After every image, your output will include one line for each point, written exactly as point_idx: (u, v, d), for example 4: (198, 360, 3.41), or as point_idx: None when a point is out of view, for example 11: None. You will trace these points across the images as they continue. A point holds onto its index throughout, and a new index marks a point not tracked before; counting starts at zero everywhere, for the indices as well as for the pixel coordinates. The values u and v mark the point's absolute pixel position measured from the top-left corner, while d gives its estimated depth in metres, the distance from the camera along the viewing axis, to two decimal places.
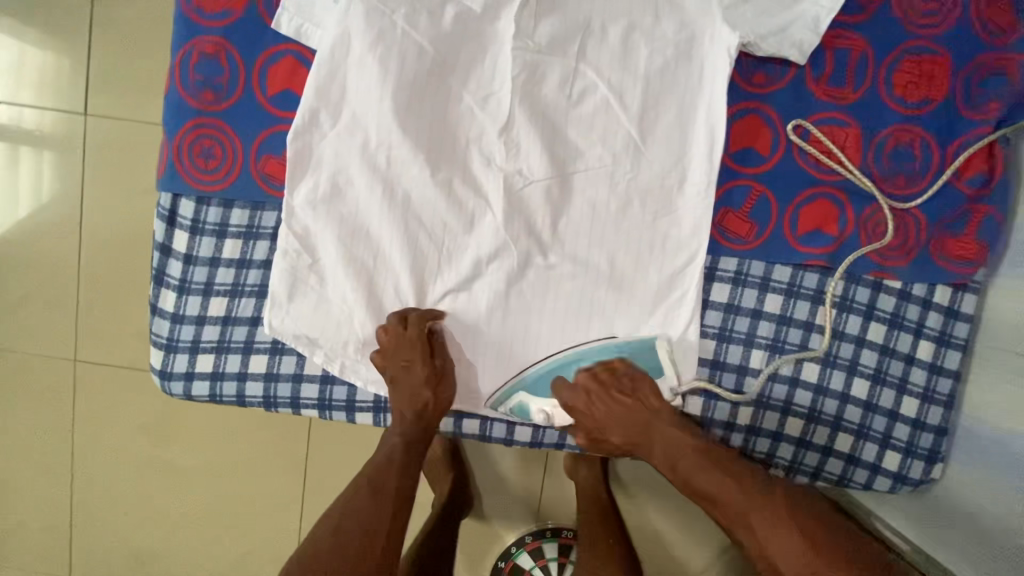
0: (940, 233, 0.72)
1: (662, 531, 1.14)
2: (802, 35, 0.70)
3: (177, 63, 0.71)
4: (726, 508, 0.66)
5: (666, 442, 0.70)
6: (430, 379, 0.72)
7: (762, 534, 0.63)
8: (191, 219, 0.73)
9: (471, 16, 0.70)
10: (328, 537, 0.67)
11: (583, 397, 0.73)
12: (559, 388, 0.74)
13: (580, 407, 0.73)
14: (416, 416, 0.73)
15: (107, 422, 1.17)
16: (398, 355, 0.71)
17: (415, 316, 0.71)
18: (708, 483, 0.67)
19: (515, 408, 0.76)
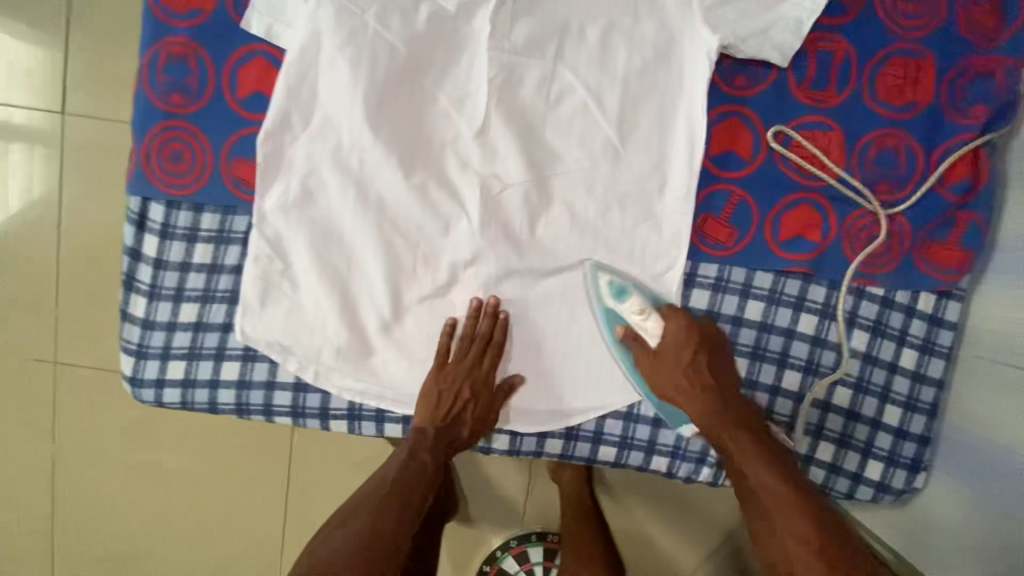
0: (924, 239, 0.71)
1: (648, 533, 1.12)
2: (783, 37, 0.68)
3: (145, 64, 0.70)
4: (770, 498, 0.64)
5: (732, 413, 0.68)
6: (478, 418, 0.72)
7: (790, 530, 0.62)
8: (161, 224, 0.72)
9: (446, 16, 0.68)
10: (357, 541, 0.66)
11: (687, 342, 0.69)
12: (663, 317, 0.70)
13: (675, 343, 0.70)
14: (443, 444, 0.72)
15: (87, 426, 1.15)
16: (467, 381, 0.71)
17: (495, 350, 0.72)
18: (766, 471, 0.65)
19: (614, 287, 0.71)
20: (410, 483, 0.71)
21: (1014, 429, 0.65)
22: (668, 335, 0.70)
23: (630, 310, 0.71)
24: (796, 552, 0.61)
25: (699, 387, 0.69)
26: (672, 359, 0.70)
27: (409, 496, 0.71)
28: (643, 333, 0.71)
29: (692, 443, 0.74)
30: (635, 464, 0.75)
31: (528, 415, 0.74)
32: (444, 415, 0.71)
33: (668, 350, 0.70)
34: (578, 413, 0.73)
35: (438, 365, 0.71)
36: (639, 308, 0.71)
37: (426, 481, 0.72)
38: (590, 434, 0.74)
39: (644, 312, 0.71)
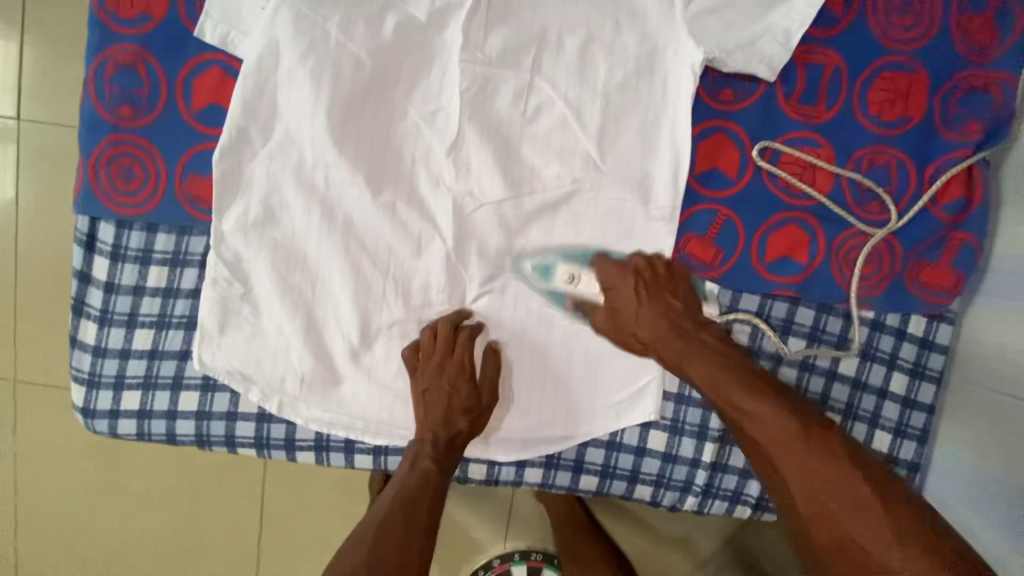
0: (915, 261, 0.68)
1: (648, 550, 1.04)
2: (771, 49, 0.65)
3: (91, 75, 0.65)
4: (758, 428, 0.56)
5: (702, 353, 0.60)
6: (469, 410, 0.67)
7: (784, 456, 0.54)
8: (112, 244, 0.67)
9: (415, 25, 0.64)
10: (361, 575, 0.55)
11: (630, 280, 0.65)
12: (595, 273, 0.67)
13: (620, 293, 0.65)
14: (445, 444, 0.66)
15: (52, 446, 1.10)
16: (443, 376, 0.66)
17: (466, 335, 0.67)
18: (745, 397, 0.57)
19: (539, 267, 0.68)
20: (414, 497, 0.63)
21: (1006, 460, 0.62)
22: (612, 286, 0.66)
23: (562, 282, 0.68)
24: (794, 478, 0.54)
25: (652, 330, 0.63)
26: (618, 307, 0.65)
27: (420, 512, 0.62)
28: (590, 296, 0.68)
29: (677, 471, 0.71)
30: (617, 493, 0.72)
31: (507, 443, 0.70)
32: (437, 416, 0.67)
33: (616, 299, 0.65)
34: (559, 442, 0.70)
35: (411, 366, 0.67)
36: (568, 277, 0.68)
37: (435, 491, 0.64)
38: (571, 463, 0.71)
39: (575, 277, 0.68)
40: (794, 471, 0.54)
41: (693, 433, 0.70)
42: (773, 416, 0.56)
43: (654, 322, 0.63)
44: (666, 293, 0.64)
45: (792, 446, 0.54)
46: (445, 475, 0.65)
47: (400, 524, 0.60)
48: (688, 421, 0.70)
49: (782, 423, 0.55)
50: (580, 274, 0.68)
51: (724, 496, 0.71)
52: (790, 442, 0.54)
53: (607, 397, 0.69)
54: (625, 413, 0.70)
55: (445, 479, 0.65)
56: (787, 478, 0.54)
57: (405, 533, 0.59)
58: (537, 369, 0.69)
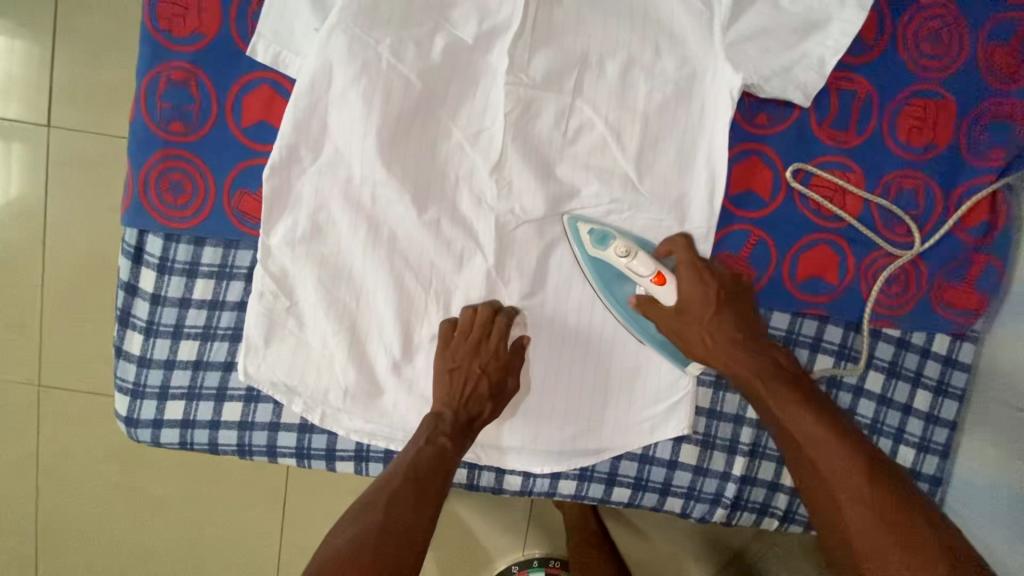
0: (940, 282, 0.70)
1: (666, 558, 1.05)
2: (806, 76, 0.67)
3: (142, 91, 0.66)
4: (819, 454, 0.58)
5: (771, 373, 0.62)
6: (492, 395, 0.68)
7: (844, 485, 0.56)
8: (159, 257, 0.68)
9: (462, 47, 0.65)
10: (370, 535, 0.59)
11: (705, 289, 0.65)
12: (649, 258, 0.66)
13: (696, 301, 0.65)
14: (463, 423, 0.67)
15: (75, 451, 1.10)
16: (476, 356, 0.67)
17: (506, 318, 0.68)
18: (809, 423, 0.59)
19: (596, 233, 0.67)
20: (427, 471, 0.63)
21: None
22: (685, 288, 0.65)
23: (615, 254, 0.66)
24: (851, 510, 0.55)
25: (717, 342, 0.65)
26: (691, 315, 0.65)
27: (432, 487, 0.63)
28: (636, 273, 0.66)
29: (707, 484, 0.73)
30: (648, 504, 0.74)
31: (542, 456, 0.72)
32: (460, 394, 0.67)
33: (690, 306, 0.65)
34: (593, 455, 0.72)
35: (444, 341, 0.67)
36: (623, 250, 0.66)
37: (446, 470, 0.64)
38: (604, 476, 0.73)
39: (630, 254, 0.66)
40: (850, 501, 0.55)
41: (724, 446, 0.72)
42: (837, 448, 0.57)
43: (729, 336, 0.64)
44: (740, 310, 0.65)
45: (847, 480, 0.56)
46: (459, 454, 0.66)
47: (410, 497, 0.62)
48: (720, 436, 0.72)
49: (845, 454, 0.57)
50: (636, 251, 0.66)
51: (752, 508, 0.73)
52: (847, 473, 0.56)
53: (643, 409, 0.71)
54: (659, 427, 0.71)
55: (457, 459, 0.66)
56: (842, 506, 0.56)
57: (416, 512, 0.61)
58: (562, 363, 0.71)
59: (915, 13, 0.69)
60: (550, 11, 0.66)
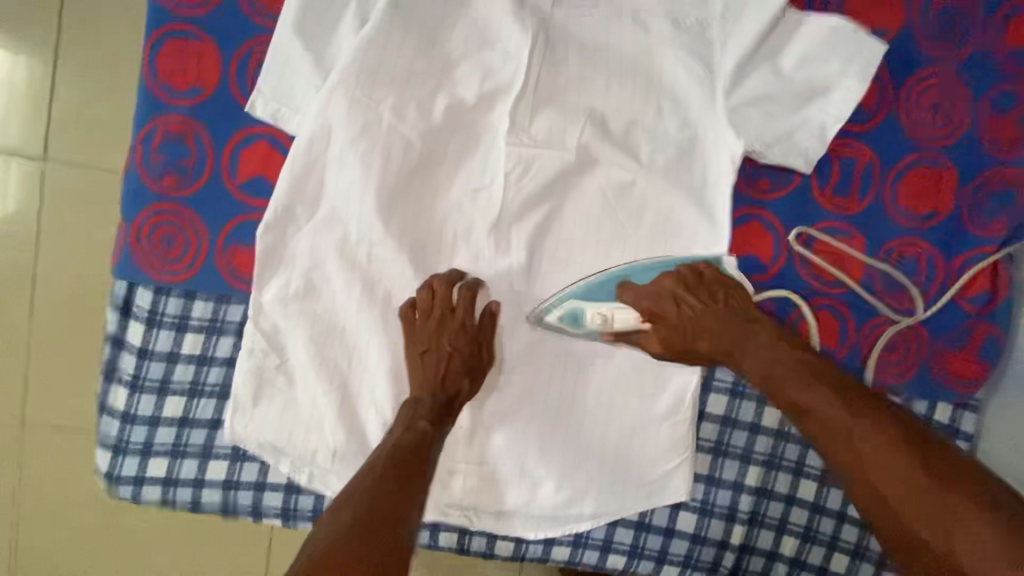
0: (942, 350, 0.69)
1: None
2: (808, 143, 0.66)
3: (138, 144, 0.66)
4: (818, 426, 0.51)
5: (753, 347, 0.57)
6: (468, 371, 0.65)
7: (858, 453, 0.49)
8: (148, 310, 0.67)
9: (463, 107, 0.65)
10: (362, 517, 0.49)
11: (667, 298, 0.63)
12: (625, 304, 0.64)
13: (662, 309, 0.62)
14: (442, 404, 0.63)
15: (54, 491, 1.06)
16: (442, 334, 0.64)
17: (468, 288, 0.65)
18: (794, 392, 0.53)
19: (566, 315, 0.65)
20: (413, 454, 0.57)
21: None
22: (643, 305, 0.63)
23: (593, 322, 0.65)
24: (886, 489, 0.47)
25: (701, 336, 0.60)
26: (666, 323, 0.62)
27: (420, 469, 0.56)
28: (625, 330, 0.64)
29: (704, 553, 0.71)
30: (644, 572, 0.72)
31: (535, 522, 0.70)
32: (434, 375, 0.63)
33: (658, 320, 0.62)
34: (589, 520, 0.70)
35: (407, 322, 0.64)
36: (599, 320, 0.64)
37: (432, 453, 0.58)
38: (599, 543, 0.71)
39: (607, 318, 0.64)
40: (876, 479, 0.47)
41: (723, 515, 0.70)
42: (829, 408, 0.51)
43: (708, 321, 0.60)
44: (705, 297, 0.61)
45: (871, 456, 0.48)
46: (440, 439, 0.60)
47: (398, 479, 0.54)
48: (718, 503, 0.70)
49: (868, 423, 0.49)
50: (611, 313, 0.64)
51: None
52: (868, 443, 0.48)
53: (638, 475, 0.69)
54: (657, 492, 0.69)
55: (440, 442, 0.60)
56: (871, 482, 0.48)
57: (403, 497, 0.52)
58: (555, 425, 0.69)
59: (916, 82, 0.69)
60: (552, 71, 0.66)
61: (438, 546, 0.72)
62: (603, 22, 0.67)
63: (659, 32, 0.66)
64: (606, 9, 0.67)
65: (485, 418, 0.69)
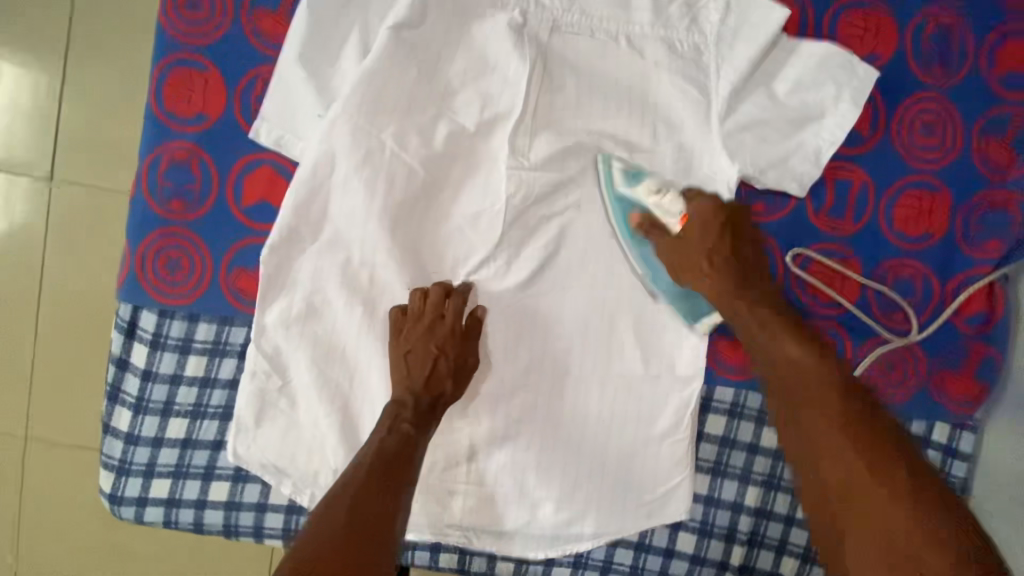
0: (940, 370, 0.70)
1: None
2: (803, 167, 0.67)
3: (144, 169, 0.67)
4: (796, 381, 0.55)
5: (756, 304, 0.60)
6: (453, 373, 0.65)
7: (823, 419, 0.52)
8: (152, 332, 0.68)
9: (464, 134, 0.66)
10: (341, 519, 0.53)
11: (711, 228, 0.63)
12: (684, 194, 0.66)
13: (704, 227, 0.63)
14: (426, 407, 0.63)
15: (57, 508, 1.06)
16: (430, 338, 0.64)
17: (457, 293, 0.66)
18: (791, 350, 0.56)
19: (630, 170, 0.67)
20: (397, 460, 0.59)
21: None
22: (694, 210, 0.64)
23: (647, 191, 0.66)
24: (834, 454, 0.50)
25: (714, 279, 0.62)
26: (692, 239, 0.64)
27: (403, 472, 0.58)
28: (663, 216, 0.66)
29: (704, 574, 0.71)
30: None
31: (535, 543, 0.70)
32: (420, 376, 0.63)
33: (690, 235, 0.64)
34: (589, 541, 0.70)
35: (396, 327, 0.65)
36: (655, 188, 0.66)
37: (412, 455, 0.60)
38: (599, 563, 0.71)
39: (662, 192, 0.66)
40: (832, 446, 0.51)
41: (723, 535, 0.71)
42: (815, 372, 0.54)
43: (726, 268, 0.62)
44: (738, 246, 0.63)
45: (832, 426, 0.51)
46: (422, 444, 0.61)
47: (381, 483, 0.56)
48: (717, 524, 0.71)
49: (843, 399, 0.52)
50: (668, 190, 0.66)
51: None
52: (835, 411, 0.52)
53: (637, 495, 0.69)
54: (656, 512, 0.70)
55: (423, 446, 0.61)
56: (823, 450, 0.51)
57: (387, 502, 0.55)
58: (555, 446, 0.69)
59: (909, 107, 0.70)
60: (551, 98, 0.67)
61: (439, 567, 0.72)
62: (600, 48, 0.68)
63: (655, 58, 0.67)
64: (603, 35, 0.68)
65: (485, 439, 0.70)
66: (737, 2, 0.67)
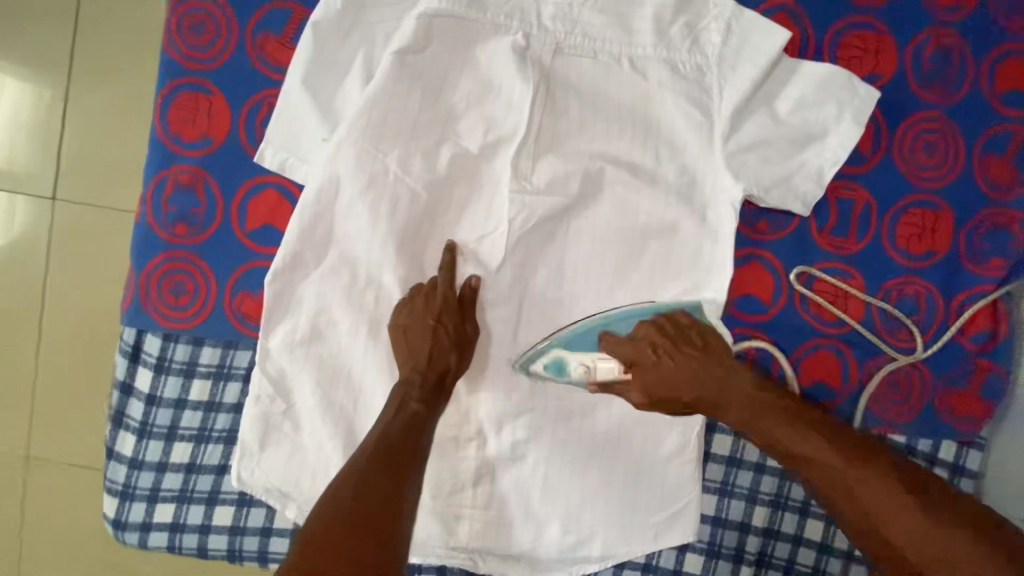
0: (945, 388, 0.70)
1: None
2: (805, 186, 0.67)
3: (149, 194, 0.67)
4: (816, 472, 0.53)
5: (740, 402, 0.57)
6: (455, 345, 0.63)
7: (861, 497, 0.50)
8: (157, 356, 0.68)
9: (468, 157, 0.67)
10: (345, 508, 0.49)
11: (648, 348, 0.60)
12: (608, 353, 0.62)
13: (644, 356, 0.60)
14: (432, 383, 0.61)
15: (58, 529, 1.05)
16: (427, 311, 0.64)
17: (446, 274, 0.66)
18: (791, 441, 0.54)
19: (549, 364, 0.65)
20: (402, 441, 0.55)
21: None
22: (627, 351, 0.61)
23: (579, 373, 0.63)
24: (892, 533, 0.48)
25: (691, 391, 0.58)
26: (647, 373, 0.59)
27: (409, 456, 0.55)
28: (609, 381, 0.62)
29: None
30: None
31: (542, 565, 0.70)
32: (422, 353, 0.62)
33: (645, 369, 0.60)
34: (596, 562, 0.70)
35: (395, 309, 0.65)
36: (582, 369, 0.63)
37: (422, 435, 0.57)
38: None
39: (590, 368, 0.63)
40: (885, 523, 0.48)
41: (731, 556, 0.71)
42: (826, 455, 0.52)
43: (697, 370, 0.58)
44: (685, 349, 0.59)
45: (874, 498, 0.49)
46: (433, 417, 0.60)
47: (386, 467, 0.53)
48: (725, 544, 0.71)
49: (830, 455, 0.52)
50: (595, 362, 0.63)
51: None
52: (867, 488, 0.49)
53: (644, 517, 0.69)
54: (663, 533, 0.69)
55: (431, 425, 0.59)
56: (886, 533, 0.48)
57: (393, 486, 0.52)
58: (560, 468, 0.69)
59: (910, 126, 0.71)
60: (554, 120, 0.67)
61: None
62: (603, 70, 0.68)
63: (657, 79, 0.68)
64: (606, 58, 0.68)
65: (491, 461, 0.69)
66: (738, 24, 0.67)
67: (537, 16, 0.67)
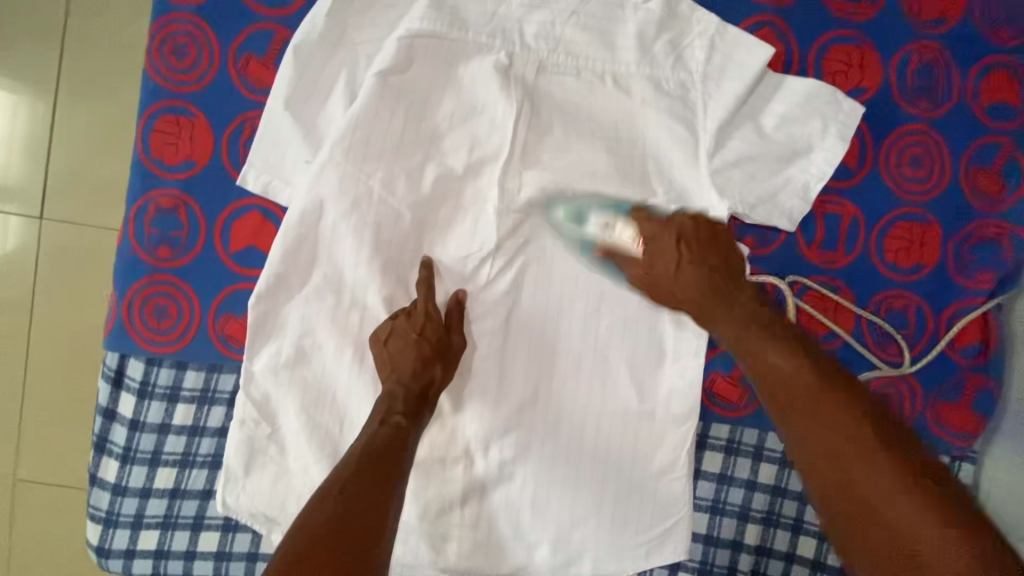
0: (937, 402, 0.69)
1: None
2: (791, 202, 0.67)
3: (131, 218, 0.67)
4: (785, 391, 0.46)
5: (732, 313, 0.51)
6: (438, 356, 0.62)
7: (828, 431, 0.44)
8: (140, 381, 0.67)
9: (453, 176, 0.66)
10: (332, 509, 0.48)
11: (668, 238, 0.56)
12: (632, 223, 0.59)
13: (661, 240, 0.56)
14: (416, 395, 0.60)
15: (47, 551, 1.04)
16: (408, 324, 0.62)
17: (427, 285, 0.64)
18: (773, 354, 0.48)
19: (573, 212, 0.64)
20: (388, 452, 0.54)
21: None
22: (649, 228, 0.58)
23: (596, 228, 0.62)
24: (851, 469, 0.42)
25: (684, 286, 0.54)
26: (658, 261, 0.56)
27: (393, 466, 0.54)
28: (620, 246, 0.60)
29: None
30: None
31: None
32: (405, 367, 0.61)
33: (653, 252, 0.56)
34: None
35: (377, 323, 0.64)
36: (601, 225, 0.61)
37: (405, 447, 0.56)
38: None
39: (608, 225, 0.61)
40: (848, 456, 0.42)
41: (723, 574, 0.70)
42: (808, 376, 0.46)
43: (698, 272, 0.54)
44: (702, 252, 0.55)
45: (842, 434, 0.43)
46: (416, 429, 0.59)
47: (375, 475, 0.52)
48: (717, 562, 0.70)
49: (819, 383, 0.45)
50: (614, 222, 0.60)
51: None
52: (839, 421, 0.43)
53: (634, 536, 0.68)
54: (654, 552, 0.68)
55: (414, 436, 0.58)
56: (844, 467, 0.42)
57: (380, 496, 0.51)
58: (549, 488, 0.68)
59: (895, 139, 0.71)
60: (539, 138, 0.67)
61: None
62: (587, 88, 0.68)
63: (642, 96, 0.68)
64: (590, 75, 0.68)
65: (479, 482, 0.69)
66: (722, 41, 0.67)
67: (520, 35, 0.67)
